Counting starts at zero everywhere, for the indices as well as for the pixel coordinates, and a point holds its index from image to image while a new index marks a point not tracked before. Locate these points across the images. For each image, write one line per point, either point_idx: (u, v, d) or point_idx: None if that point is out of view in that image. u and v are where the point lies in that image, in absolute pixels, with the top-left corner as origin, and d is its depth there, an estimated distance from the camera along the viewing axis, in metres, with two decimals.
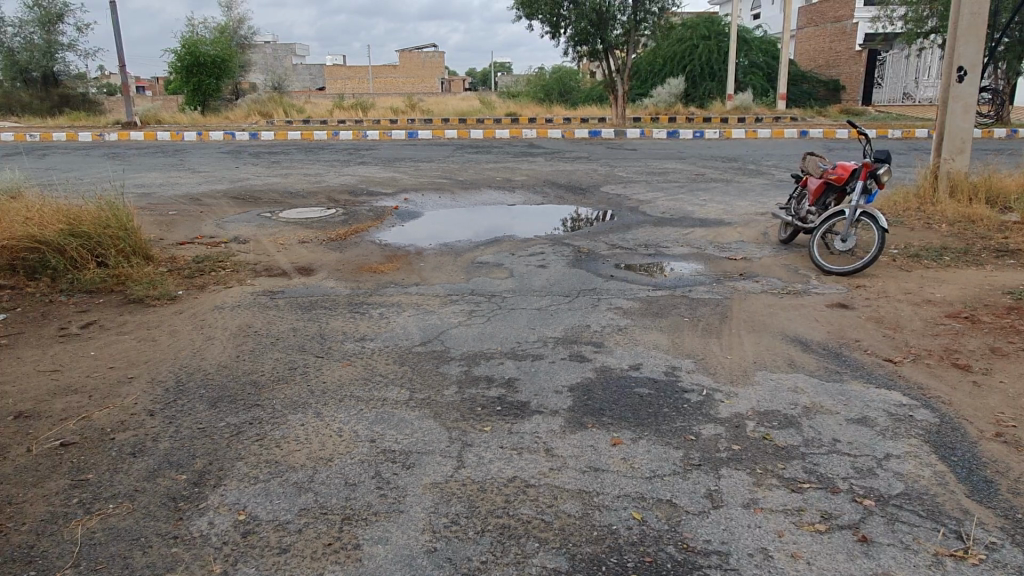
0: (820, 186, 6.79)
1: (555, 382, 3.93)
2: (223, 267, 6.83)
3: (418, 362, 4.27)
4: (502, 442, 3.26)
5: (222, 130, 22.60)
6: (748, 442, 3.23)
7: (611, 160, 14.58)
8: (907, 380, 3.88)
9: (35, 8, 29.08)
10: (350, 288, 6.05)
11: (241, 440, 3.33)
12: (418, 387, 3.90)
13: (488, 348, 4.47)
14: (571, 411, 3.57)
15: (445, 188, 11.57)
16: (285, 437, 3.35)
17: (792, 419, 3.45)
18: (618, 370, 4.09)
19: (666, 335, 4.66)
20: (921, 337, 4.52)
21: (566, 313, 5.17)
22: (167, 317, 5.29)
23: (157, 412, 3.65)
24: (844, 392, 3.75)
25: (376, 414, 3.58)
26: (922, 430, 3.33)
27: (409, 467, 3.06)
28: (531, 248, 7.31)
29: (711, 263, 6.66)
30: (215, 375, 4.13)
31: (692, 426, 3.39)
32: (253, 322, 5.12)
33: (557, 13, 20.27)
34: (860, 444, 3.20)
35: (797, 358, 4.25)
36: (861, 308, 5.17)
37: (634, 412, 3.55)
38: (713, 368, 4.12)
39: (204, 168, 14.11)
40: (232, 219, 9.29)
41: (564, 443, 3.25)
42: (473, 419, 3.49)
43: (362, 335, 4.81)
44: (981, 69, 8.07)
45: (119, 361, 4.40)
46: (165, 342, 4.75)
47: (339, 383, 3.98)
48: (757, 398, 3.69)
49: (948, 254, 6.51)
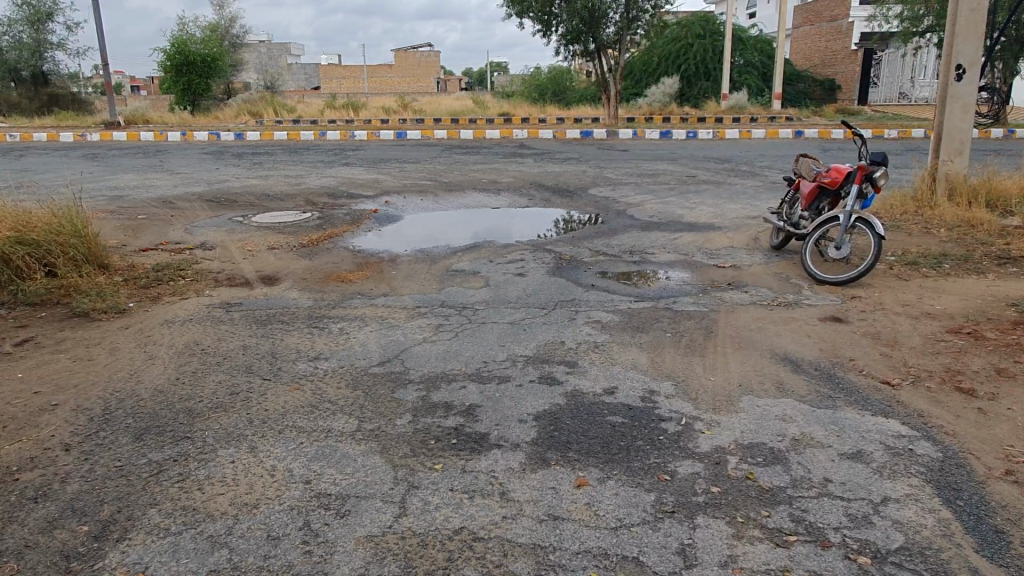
0: (813, 190, 6.45)
1: (519, 411, 3.55)
2: (183, 275, 6.45)
3: (373, 386, 3.90)
4: (453, 483, 2.90)
5: (207, 130, 22.11)
6: (728, 483, 2.86)
7: (601, 161, 14.20)
8: (906, 407, 3.52)
9: (24, 7, 28.37)
10: (313, 300, 5.69)
11: (160, 481, 2.97)
12: (368, 416, 3.53)
13: (451, 369, 4.10)
14: (534, 445, 3.20)
15: (429, 191, 11.19)
16: (210, 477, 2.99)
17: (779, 454, 3.09)
18: (590, 395, 3.72)
19: (646, 354, 4.30)
20: (921, 356, 4.16)
21: (540, 329, 4.80)
22: (110, 333, 4.90)
23: (74, 447, 3.28)
24: (837, 421, 3.39)
25: (316, 449, 3.20)
26: (922, 467, 2.97)
27: (343, 516, 2.69)
28: (511, 255, 6.96)
29: (698, 271, 6.30)
30: (147, 402, 3.76)
31: (666, 463, 3.03)
32: (202, 339, 4.74)
33: (548, 11, 19.86)
34: (855, 485, 2.83)
35: (786, 380, 3.90)
36: (856, 322, 4.81)
37: (604, 445, 3.18)
38: (694, 393, 3.75)
39: (183, 169, 13.68)
40: (202, 224, 8.89)
41: (521, 485, 2.89)
42: (424, 456, 3.12)
43: (317, 353, 4.43)
44: (979, 68, 7.75)
45: (46, 385, 4.02)
46: (102, 362, 4.37)
47: (282, 411, 3.61)
48: (742, 429, 3.32)
49: (948, 262, 6.17)
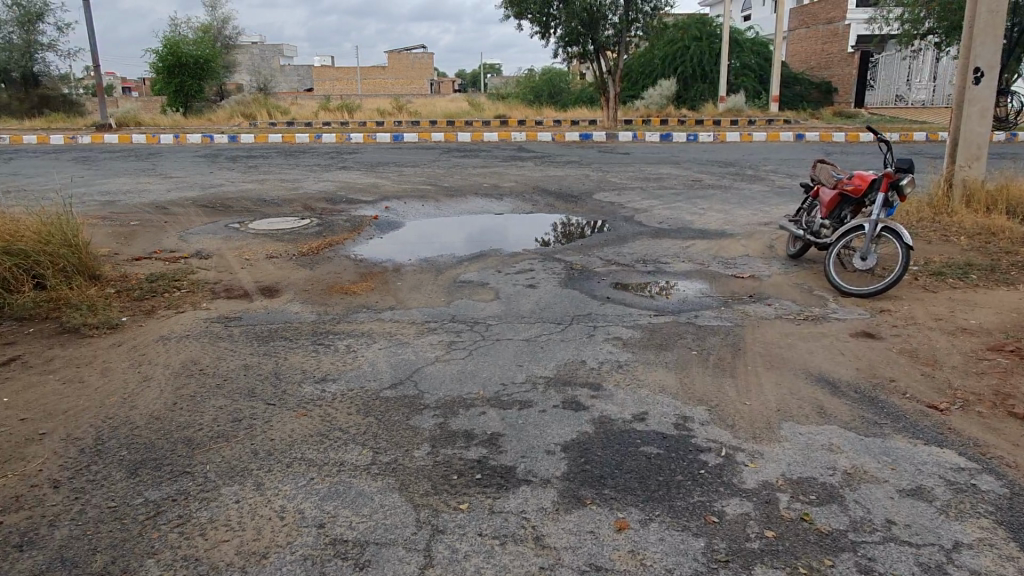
0: (834, 198, 6.23)
1: (545, 440, 3.30)
2: (179, 287, 6.16)
3: (386, 413, 3.63)
4: (481, 527, 2.64)
5: (200, 132, 21.77)
6: (783, 526, 2.62)
7: (604, 165, 13.97)
8: (960, 435, 3.29)
9: (15, 7, 27.90)
10: (316, 313, 5.43)
11: (159, 525, 2.70)
12: (383, 447, 3.26)
13: (468, 393, 3.84)
14: (566, 481, 2.95)
15: (429, 195, 10.95)
16: (213, 520, 2.72)
17: (833, 492, 2.85)
18: (620, 422, 3.47)
19: (674, 375, 4.06)
20: (965, 377, 3.94)
21: (559, 346, 4.55)
22: (101, 352, 4.60)
23: (63, 484, 3.00)
24: (889, 452, 3.16)
25: (328, 486, 2.94)
26: (990, 506, 2.74)
27: (363, 568, 2.44)
28: (519, 264, 6.71)
29: (716, 282, 6.07)
30: (143, 430, 3.48)
31: (712, 502, 2.78)
32: (200, 358, 4.46)
33: (546, 12, 19.67)
34: (921, 528, 2.61)
35: (827, 404, 3.66)
36: (891, 339, 4.58)
37: (642, 480, 2.93)
38: (731, 419, 3.50)
39: (176, 172, 13.34)
40: (197, 231, 8.59)
41: (556, 528, 2.63)
42: (447, 494, 2.87)
43: (323, 374, 4.16)
44: (999, 71, 7.51)
45: (34, 411, 3.73)
46: (94, 384, 4.08)
47: (289, 442, 3.33)
48: (788, 461, 3.08)
49: (975, 272, 5.96)
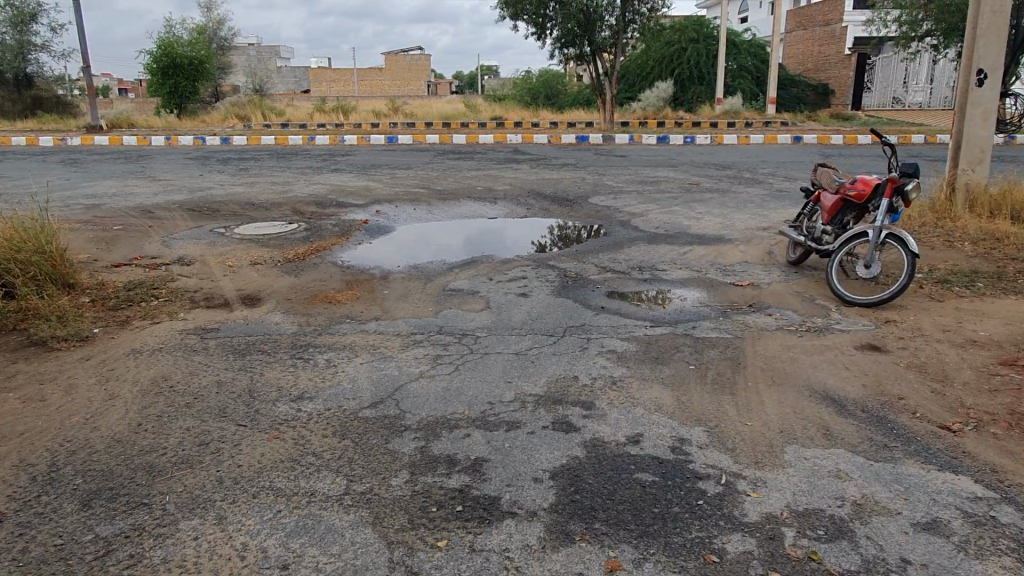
0: (836, 203, 6.01)
1: (533, 467, 3.07)
2: (157, 295, 5.92)
3: (364, 435, 3.40)
4: (459, 569, 2.42)
5: (194, 134, 21.51)
6: (790, 567, 2.40)
7: (600, 168, 13.73)
8: (976, 460, 3.08)
9: (7, 7, 27.57)
10: (298, 324, 5.19)
11: (106, 567, 2.47)
12: (359, 474, 3.03)
13: (452, 412, 3.61)
14: (553, 514, 2.72)
15: (421, 199, 10.72)
16: (167, 561, 2.49)
17: (842, 526, 2.63)
18: (612, 446, 3.25)
19: (670, 391, 3.84)
20: (977, 394, 3.73)
21: (549, 360, 4.33)
22: (67, 367, 4.37)
23: (8, 518, 2.77)
24: (900, 479, 2.95)
25: (296, 520, 2.71)
26: (1013, 542, 2.53)
27: None
28: (512, 272, 6.49)
29: (715, 291, 5.85)
30: (102, 455, 3.24)
31: (712, 538, 2.56)
32: (172, 374, 4.23)
33: (542, 13, 19.45)
34: (939, 568, 2.39)
35: (833, 426, 3.44)
36: (897, 352, 4.36)
37: (635, 513, 2.71)
38: (732, 442, 3.28)
39: (165, 175, 13.09)
40: (181, 236, 8.34)
41: (541, 570, 2.41)
42: (424, 529, 2.64)
43: (300, 392, 3.93)
44: (1003, 73, 7.31)
45: None
46: (55, 403, 3.84)
47: (258, 468, 3.11)
48: (793, 490, 2.86)
49: (981, 280, 5.76)
